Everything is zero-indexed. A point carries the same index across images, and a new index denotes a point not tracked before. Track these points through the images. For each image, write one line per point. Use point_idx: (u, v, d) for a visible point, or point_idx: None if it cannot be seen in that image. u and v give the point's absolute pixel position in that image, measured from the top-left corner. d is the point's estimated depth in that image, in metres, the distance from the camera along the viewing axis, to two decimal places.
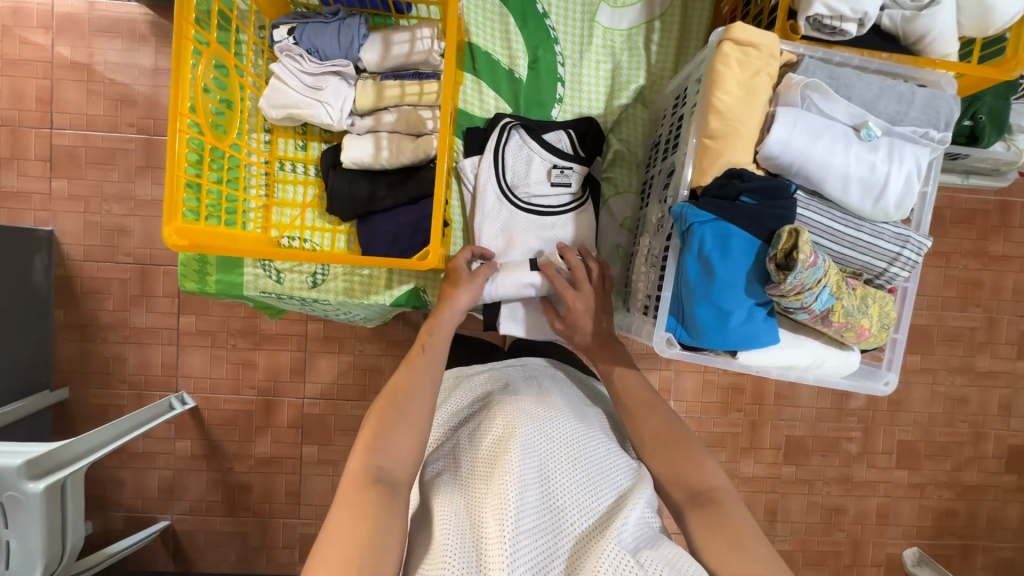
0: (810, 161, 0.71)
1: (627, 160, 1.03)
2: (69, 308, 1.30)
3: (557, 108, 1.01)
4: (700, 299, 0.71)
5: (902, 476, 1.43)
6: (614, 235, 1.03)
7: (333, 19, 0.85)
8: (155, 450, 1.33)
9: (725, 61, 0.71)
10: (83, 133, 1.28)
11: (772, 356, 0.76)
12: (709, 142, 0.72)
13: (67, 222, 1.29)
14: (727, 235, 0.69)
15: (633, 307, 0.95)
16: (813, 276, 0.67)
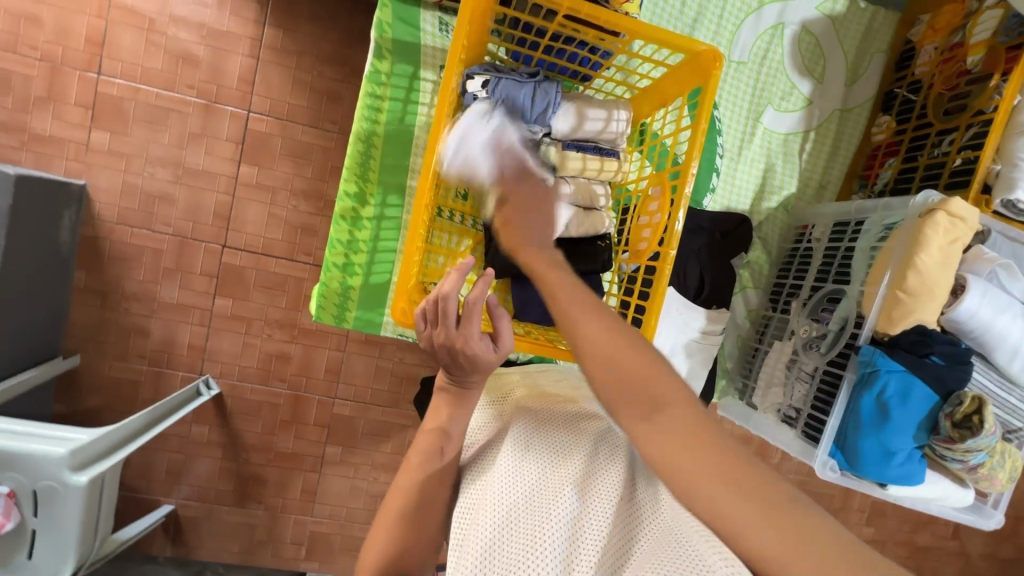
0: (992, 330, 0.90)
1: (762, 258, 1.17)
2: (92, 271, 1.20)
3: (709, 198, 1.10)
4: (871, 437, 0.90)
5: (870, 533, 1.59)
6: (738, 327, 1.17)
7: (528, 79, 0.80)
8: (168, 433, 1.26)
9: (933, 226, 0.86)
10: (134, 85, 1.17)
11: (919, 490, 0.95)
12: (901, 295, 0.88)
13: (102, 180, 1.18)
14: (910, 387, 0.89)
15: (759, 404, 1.10)
16: (985, 440, 0.89)
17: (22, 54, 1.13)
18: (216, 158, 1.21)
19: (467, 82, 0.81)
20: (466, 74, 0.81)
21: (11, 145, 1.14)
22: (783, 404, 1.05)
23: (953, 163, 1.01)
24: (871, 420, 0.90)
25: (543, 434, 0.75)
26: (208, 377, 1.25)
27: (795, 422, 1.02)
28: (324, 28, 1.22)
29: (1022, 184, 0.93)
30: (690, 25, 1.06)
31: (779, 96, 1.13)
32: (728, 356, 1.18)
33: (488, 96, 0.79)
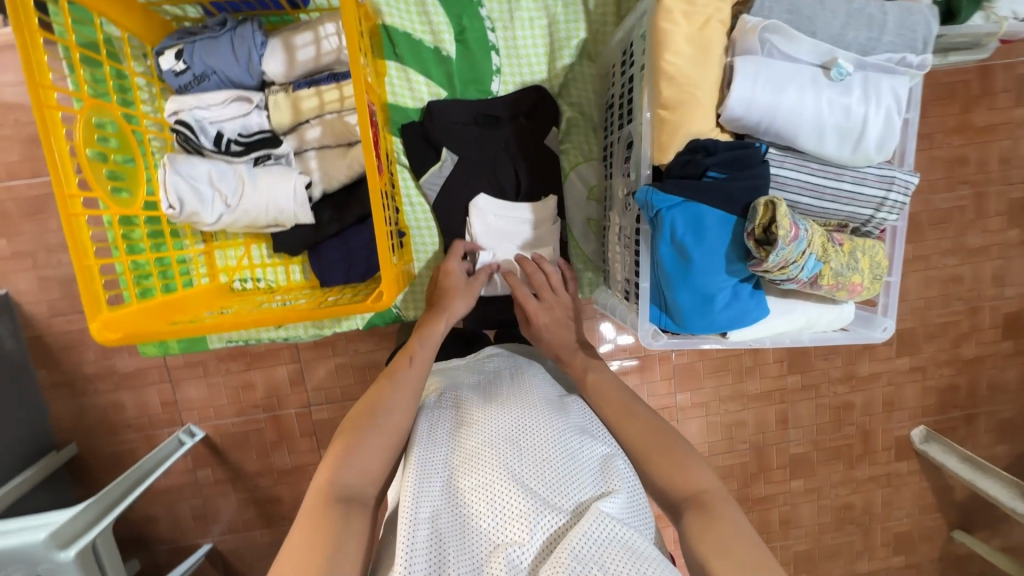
0: (777, 116, 0.73)
1: (583, 125, 1.03)
2: (50, 367, 1.26)
3: (497, 81, 0.99)
4: (680, 286, 0.77)
5: (904, 362, 1.46)
6: (582, 209, 1.05)
7: (222, 31, 0.79)
8: (178, 483, 1.35)
9: (670, 18, 0.70)
10: (5, 184, 1.18)
11: (762, 325, 0.82)
12: (663, 114, 0.73)
13: (20, 282, 1.22)
14: (700, 218, 0.73)
15: (613, 287, 0.99)
16: (793, 249, 0.72)
17: None
18: None
19: (162, 60, 0.80)
20: (160, 52, 0.80)
21: None
22: (625, 277, 0.92)
23: None
24: (675, 269, 0.76)
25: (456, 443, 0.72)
26: (190, 425, 1.29)
27: (630, 295, 0.90)
28: None
29: None
30: None
31: None
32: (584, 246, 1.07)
33: (187, 67, 0.79)
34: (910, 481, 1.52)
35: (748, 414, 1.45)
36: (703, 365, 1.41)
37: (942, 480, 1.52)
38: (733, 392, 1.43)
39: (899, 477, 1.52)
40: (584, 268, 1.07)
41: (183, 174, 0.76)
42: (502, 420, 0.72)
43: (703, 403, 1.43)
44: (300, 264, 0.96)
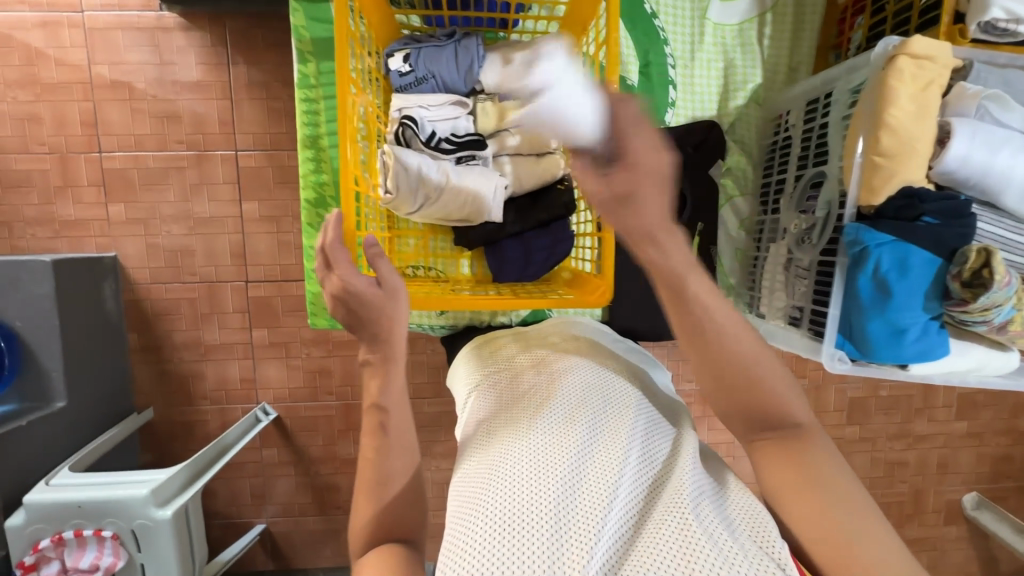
0: (989, 174, 0.79)
1: (743, 162, 1.09)
2: (142, 331, 1.31)
3: (671, 113, 1.04)
4: (877, 318, 0.81)
5: (962, 426, 1.48)
6: (733, 240, 1.10)
7: (449, 42, 0.85)
8: (242, 460, 1.37)
9: (898, 77, 0.77)
10: (132, 154, 1.25)
11: (942, 363, 0.86)
12: (879, 159, 0.79)
13: (129, 247, 1.28)
14: (908, 255, 0.78)
15: (767, 314, 1.03)
16: (1003, 293, 0.78)
17: (34, 152, 1.24)
18: (219, 203, 1.28)
19: (389, 61, 0.85)
20: (387, 54, 0.86)
21: (47, 236, 1.26)
22: (790, 305, 0.97)
23: (921, 2, 0.89)
24: (872, 300, 0.80)
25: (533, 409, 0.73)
26: (264, 404, 1.34)
27: (799, 322, 0.95)
28: (284, 50, 1.25)
29: (996, 4, 0.80)
30: None
31: None
32: (729, 273, 1.11)
33: (411, 70, 0.84)
34: (956, 547, 1.52)
35: None
36: None
37: (988, 550, 1.52)
38: None
39: (945, 542, 1.52)
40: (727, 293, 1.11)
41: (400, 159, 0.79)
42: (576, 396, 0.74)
43: None
44: (470, 260, 0.99)
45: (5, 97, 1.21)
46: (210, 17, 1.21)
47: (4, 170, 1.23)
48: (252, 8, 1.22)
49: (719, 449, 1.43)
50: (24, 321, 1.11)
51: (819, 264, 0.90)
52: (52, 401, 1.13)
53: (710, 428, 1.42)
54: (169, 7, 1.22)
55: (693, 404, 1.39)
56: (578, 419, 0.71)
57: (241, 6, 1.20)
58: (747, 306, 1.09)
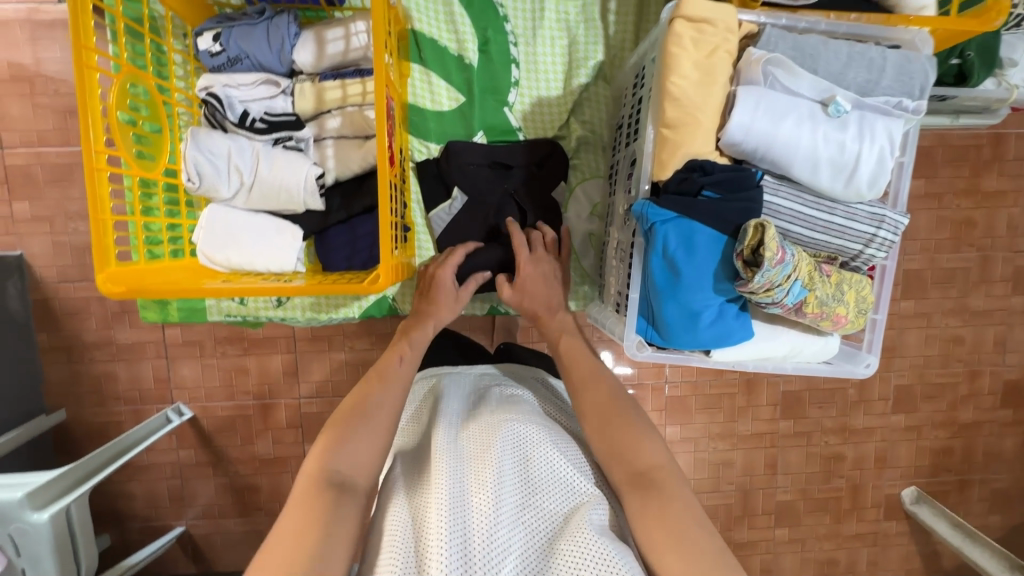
0: (773, 144, 0.75)
1: (593, 143, 1.06)
2: (51, 331, 1.29)
3: (514, 93, 1.02)
4: (668, 301, 0.78)
5: (900, 419, 1.44)
6: (585, 224, 1.06)
7: (260, 20, 0.84)
8: (160, 462, 1.35)
9: (679, 43, 0.73)
10: (35, 150, 1.23)
11: (744, 347, 0.83)
12: (665, 132, 0.75)
13: (35, 245, 1.25)
14: (692, 235, 0.74)
15: (607, 300, 1.00)
16: (778, 271, 0.73)
17: None
18: None
19: (199, 41, 0.85)
20: (199, 33, 0.85)
21: None
22: (618, 291, 0.94)
23: None
24: (664, 282, 0.77)
25: (460, 447, 0.74)
26: (179, 405, 1.30)
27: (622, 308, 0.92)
28: None
29: None
30: None
31: None
32: (583, 259, 1.08)
33: (222, 50, 0.83)
34: (898, 543, 1.49)
35: (736, 455, 1.43)
36: (694, 400, 1.40)
37: (930, 545, 1.49)
38: (724, 430, 1.42)
39: (887, 537, 1.49)
40: (581, 281, 1.08)
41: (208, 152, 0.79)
42: (502, 431, 0.74)
43: (692, 438, 1.41)
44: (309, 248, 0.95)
45: None
46: None
47: None
48: None
49: None
50: None
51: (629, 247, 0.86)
52: None
53: None
54: None
55: None
56: (496, 456, 0.71)
57: None
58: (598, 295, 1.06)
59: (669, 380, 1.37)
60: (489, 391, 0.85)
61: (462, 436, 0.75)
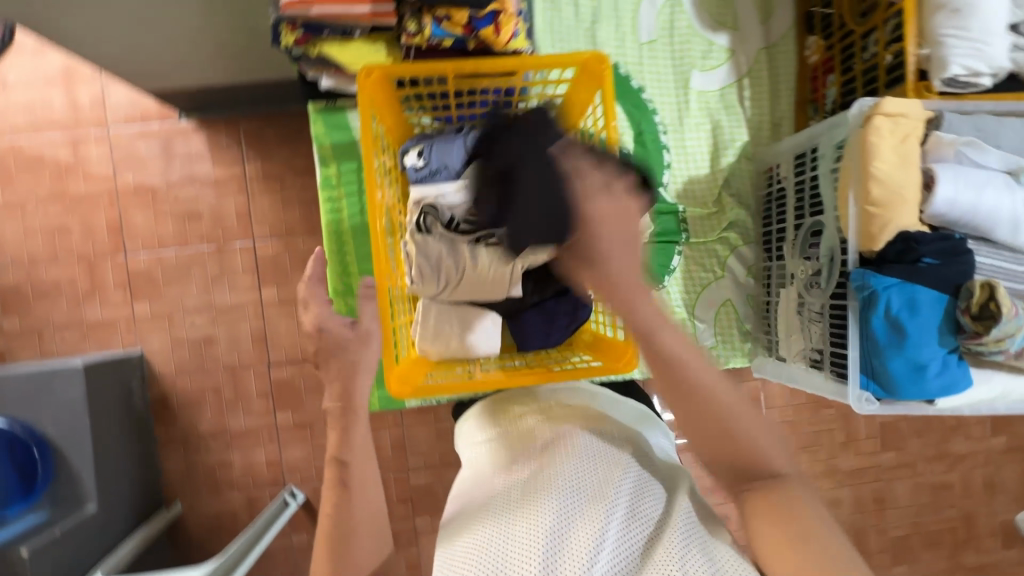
0: (978, 212, 0.83)
1: (744, 214, 1.14)
2: (169, 424, 1.33)
3: (668, 174, 1.12)
4: (897, 356, 0.82)
5: (1001, 442, 1.45)
6: (743, 287, 1.14)
7: (458, 133, 0.88)
8: (273, 548, 1.35)
9: (878, 134, 0.81)
10: (155, 253, 1.32)
11: (966, 395, 0.87)
12: (872, 210, 0.82)
13: (154, 342, 1.32)
14: (915, 295, 0.81)
15: (788, 356, 1.04)
16: (1014, 324, 0.80)
17: (64, 261, 1.31)
18: (240, 291, 1.33)
19: (405, 157, 0.90)
20: (402, 151, 0.91)
21: (77, 339, 1.31)
22: (808, 348, 0.99)
23: (884, 61, 0.96)
24: (888, 341, 0.82)
25: (529, 453, 0.65)
26: (292, 486, 1.31)
27: (821, 364, 0.95)
28: (294, 144, 1.33)
29: (953, 61, 0.86)
30: (591, 32, 1.08)
31: (699, 57, 1.12)
32: (745, 319, 1.15)
33: (425, 164, 0.88)
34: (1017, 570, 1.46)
35: (844, 493, 1.42)
36: (796, 440, 1.40)
37: None
38: (828, 468, 1.42)
39: (1005, 566, 1.46)
40: (744, 339, 1.15)
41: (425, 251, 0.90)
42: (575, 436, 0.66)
43: None
44: None
45: (38, 213, 1.30)
46: (226, 122, 1.30)
47: (36, 281, 1.30)
48: (262, 109, 1.30)
49: None
50: (56, 427, 1.12)
51: (832, 308, 0.91)
52: (83, 504, 1.12)
53: None
54: (187, 115, 1.31)
55: None
56: (566, 459, 0.63)
57: (252, 110, 1.30)
58: (766, 350, 1.12)
59: (768, 422, 1.38)
60: (565, 401, 0.75)
61: (532, 441, 0.67)
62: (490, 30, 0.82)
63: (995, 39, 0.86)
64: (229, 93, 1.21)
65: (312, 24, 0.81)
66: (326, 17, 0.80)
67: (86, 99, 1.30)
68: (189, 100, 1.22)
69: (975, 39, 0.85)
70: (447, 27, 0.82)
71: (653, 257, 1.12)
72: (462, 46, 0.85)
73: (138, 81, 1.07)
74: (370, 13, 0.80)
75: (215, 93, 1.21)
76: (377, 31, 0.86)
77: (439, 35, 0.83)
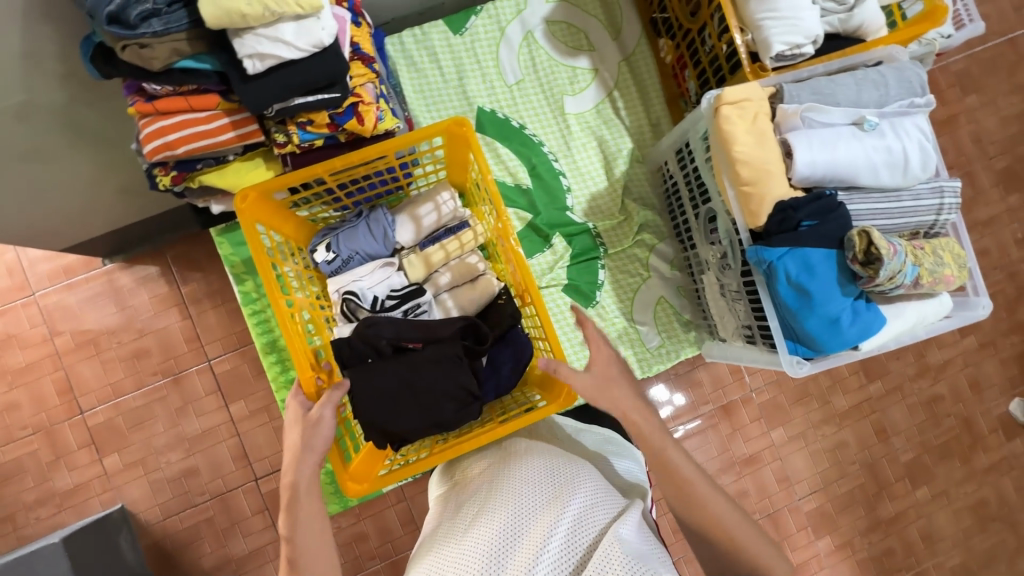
0: (838, 166, 0.87)
1: (651, 214, 1.19)
2: (171, 570, 1.28)
3: (570, 198, 1.16)
4: (810, 317, 0.86)
5: (973, 341, 1.49)
6: (671, 280, 1.18)
7: (359, 220, 0.96)
8: None
9: (730, 121, 0.85)
10: (113, 402, 1.29)
11: (885, 332, 0.90)
12: (747, 189, 0.86)
13: (134, 492, 1.28)
14: (808, 258, 0.84)
15: (729, 337, 1.07)
16: (897, 261, 0.83)
17: (21, 437, 1.27)
18: (207, 415, 1.30)
19: (315, 255, 0.96)
20: (312, 249, 0.96)
21: (52, 513, 1.26)
22: (741, 325, 1.02)
23: (722, 51, 1.00)
24: (799, 306, 0.85)
25: (490, 478, 0.79)
26: None
27: (755, 339, 0.98)
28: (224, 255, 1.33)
29: (773, 40, 0.90)
30: (461, 88, 1.14)
31: (567, 84, 1.18)
32: (682, 310, 1.18)
33: (335, 256, 0.95)
34: None
35: (846, 434, 1.44)
36: (785, 397, 1.43)
37: None
38: (824, 415, 1.44)
39: (1016, 456, 1.50)
40: (689, 329, 1.18)
41: (351, 336, 0.85)
42: (529, 460, 0.79)
43: (800, 434, 1.43)
44: None
45: None
46: (150, 253, 1.29)
47: None
48: (182, 231, 1.30)
49: (764, 456, 1.41)
50: None
51: (746, 286, 0.95)
52: None
53: (746, 440, 1.41)
54: (110, 258, 1.30)
55: (718, 423, 1.39)
56: (519, 476, 0.76)
57: (173, 235, 1.29)
58: (710, 334, 1.16)
59: (754, 388, 1.40)
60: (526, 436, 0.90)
61: (491, 470, 0.81)
62: (355, 121, 0.84)
63: (801, 9, 0.90)
64: (144, 226, 1.21)
65: (185, 161, 0.84)
66: (196, 151, 0.81)
67: (4, 270, 1.28)
68: (106, 243, 1.21)
69: (786, 16, 0.89)
70: (312, 129, 0.84)
71: (579, 278, 1.15)
72: (335, 140, 0.88)
73: (48, 242, 1.07)
74: (237, 135, 0.82)
75: (129, 230, 1.20)
76: (252, 148, 0.88)
77: (309, 138, 0.85)
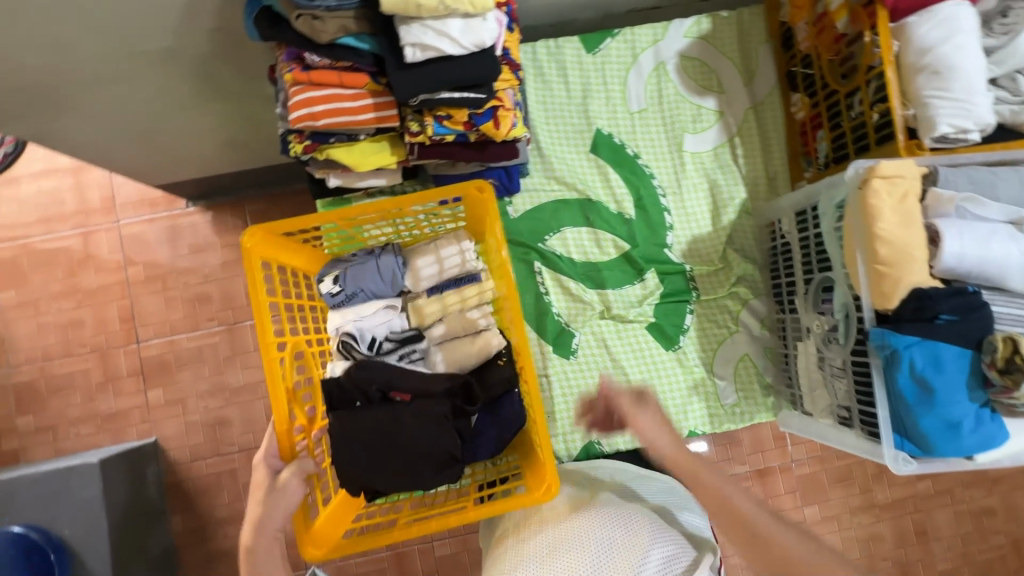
0: (989, 264, 0.82)
1: (751, 267, 1.17)
2: (186, 512, 1.30)
3: (671, 235, 1.16)
4: (927, 414, 0.81)
5: None
6: (760, 340, 1.16)
7: (370, 257, 0.89)
8: None
9: (878, 196, 0.82)
10: (167, 339, 1.33)
11: (1005, 448, 0.84)
12: (881, 268, 0.82)
13: (168, 428, 1.31)
14: (939, 353, 0.80)
15: (816, 412, 1.04)
16: None
17: (77, 354, 1.32)
18: (252, 369, 1.33)
19: (320, 285, 0.88)
20: (318, 278, 0.89)
21: (90, 432, 1.30)
22: (836, 405, 0.99)
23: (872, 120, 0.96)
24: (917, 400, 0.81)
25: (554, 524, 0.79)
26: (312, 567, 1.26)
27: (850, 421, 0.96)
28: None
29: (941, 121, 0.86)
30: (583, 108, 1.15)
31: (690, 121, 1.17)
32: (766, 372, 1.16)
33: (341, 290, 0.87)
34: None
35: (884, 528, 1.37)
36: (827, 475, 1.36)
37: None
38: (864, 503, 1.37)
39: None
40: (768, 394, 1.16)
41: (342, 377, 0.81)
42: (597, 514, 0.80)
43: (835, 517, 1.36)
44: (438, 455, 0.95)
45: (51, 309, 1.32)
46: (232, 204, 1.33)
47: (50, 376, 1.31)
48: (265, 189, 1.34)
49: None
50: (72, 528, 1.10)
51: (853, 365, 0.92)
52: None
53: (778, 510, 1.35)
54: (194, 202, 1.34)
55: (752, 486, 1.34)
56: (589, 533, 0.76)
57: (257, 192, 1.33)
58: (790, 403, 1.13)
59: (796, 459, 1.35)
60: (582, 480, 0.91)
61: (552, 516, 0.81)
62: (490, 125, 0.86)
63: (979, 94, 0.86)
64: (233, 177, 1.25)
65: (319, 133, 0.86)
66: (334, 126, 0.83)
67: (97, 194, 1.34)
68: (195, 187, 1.26)
69: (961, 99, 0.86)
70: (448, 124, 0.85)
71: (664, 318, 1.15)
72: (464, 139, 0.89)
73: (146, 176, 1.11)
74: (377, 117, 0.83)
75: (219, 178, 1.24)
76: (382, 131, 0.89)
77: (441, 132, 0.86)
